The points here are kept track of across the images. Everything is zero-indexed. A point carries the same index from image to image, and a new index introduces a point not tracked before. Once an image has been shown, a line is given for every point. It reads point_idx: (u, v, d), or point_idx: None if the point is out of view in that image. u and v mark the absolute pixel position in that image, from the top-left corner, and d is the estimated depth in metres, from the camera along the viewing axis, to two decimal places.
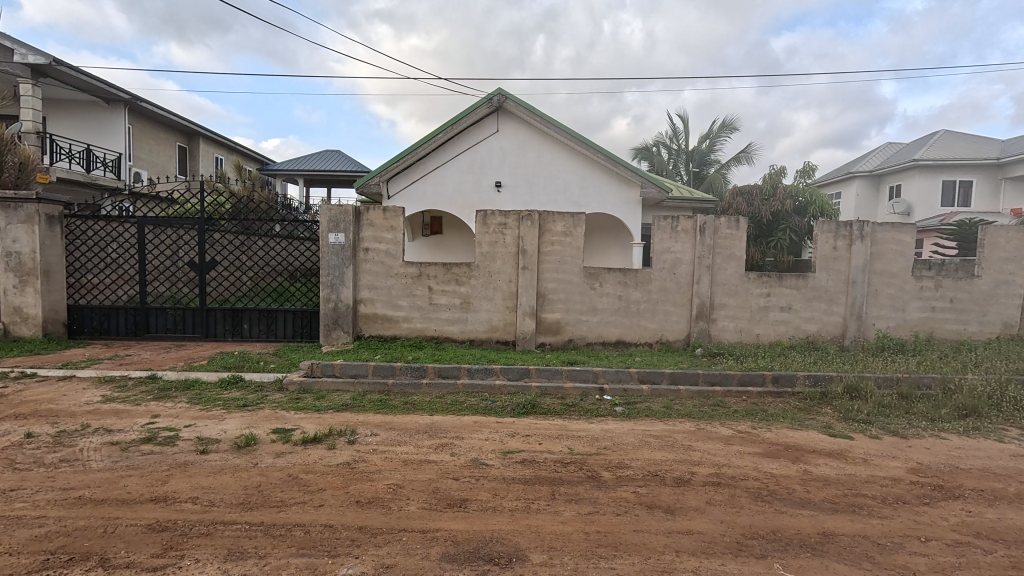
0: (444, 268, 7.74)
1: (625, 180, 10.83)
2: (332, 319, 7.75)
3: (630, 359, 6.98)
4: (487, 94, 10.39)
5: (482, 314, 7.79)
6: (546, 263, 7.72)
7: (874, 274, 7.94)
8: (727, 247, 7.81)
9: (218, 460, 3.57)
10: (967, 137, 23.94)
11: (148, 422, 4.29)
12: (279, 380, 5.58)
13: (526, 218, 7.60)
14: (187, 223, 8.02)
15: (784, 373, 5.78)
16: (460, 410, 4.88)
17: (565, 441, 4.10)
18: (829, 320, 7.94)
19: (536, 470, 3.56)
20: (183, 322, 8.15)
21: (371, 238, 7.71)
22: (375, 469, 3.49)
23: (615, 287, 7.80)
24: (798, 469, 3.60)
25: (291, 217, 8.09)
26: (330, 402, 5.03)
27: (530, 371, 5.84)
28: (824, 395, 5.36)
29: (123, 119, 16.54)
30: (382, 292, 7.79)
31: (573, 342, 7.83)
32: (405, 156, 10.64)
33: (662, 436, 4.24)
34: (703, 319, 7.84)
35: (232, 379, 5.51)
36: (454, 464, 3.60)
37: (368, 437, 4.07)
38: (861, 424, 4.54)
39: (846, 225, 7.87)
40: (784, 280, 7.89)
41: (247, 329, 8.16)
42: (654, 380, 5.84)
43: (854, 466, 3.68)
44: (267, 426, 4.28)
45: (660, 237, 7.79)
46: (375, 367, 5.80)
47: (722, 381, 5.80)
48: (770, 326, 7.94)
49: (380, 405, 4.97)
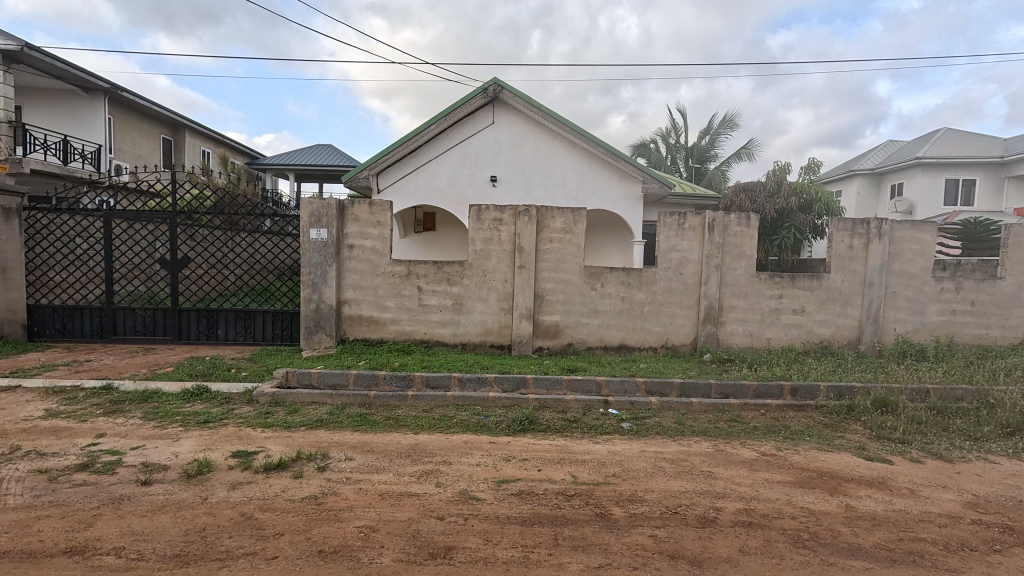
0: (435, 266, 7.20)
1: (627, 175, 10.32)
2: (313, 321, 7.20)
3: (635, 366, 6.48)
4: (481, 84, 9.86)
5: (476, 316, 7.27)
6: (544, 262, 7.20)
7: (892, 275, 7.48)
8: (737, 246, 7.31)
9: (162, 494, 3.04)
10: (969, 133, 23.61)
11: (90, 443, 3.75)
12: (249, 390, 5.04)
13: (523, 213, 7.07)
14: (158, 217, 7.47)
15: (805, 384, 5.32)
16: (448, 427, 4.35)
17: (568, 467, 3.59)
18: (844, 324, 7.48)
19: (535, 506, 3.04)
20: (154, 324, 7.57)
21: (356, 234, 7.17)
22: (345, 506, 2.96)
23: (617, 288, 7.30)
24: (838, 505, 3.10)
25: (270, 211, 7.56)
26: (303, 418, 4.48)
27: (527, 381, 5.33)
28: (851, 409, 4.85)
29: (102, 109, 15.89)
30: (368, 293, 7.25)
31: (572, 346, 7.33)
32: (396, 149, 10.09)
33: (678, 460, 3.74)
34: (712, 322, 7.34)
35: (196, 390, 4.97)
36: (439, 498, 3.08)
37: (342, 462, 3.54)
38: (897, 446, 4.05)
39: (863, 222, 7.39)
40: (797, 280, 7.42)
41: (223, 331, 7.60)
42: (663, 392, 5.35)
43: (901, 499, 3.19)
44: (226, 448, 3.74)
45: (666, 234, 7.30)
46: (356, 377, 5.30)
47: (736, 393, 5.33)
48: (781, 330, 7.46)
49: (360, 421, 4.44)
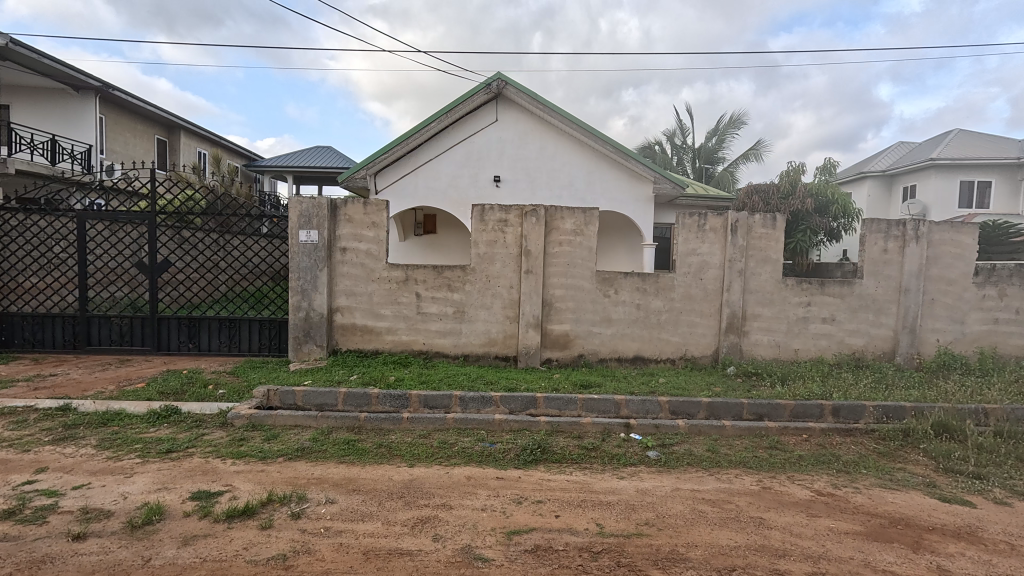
0: (435, 271, 6.64)
1: (637, 174, 9.76)
2: (303, 331, 6.64)
3: (653, 380, 5.89)
4: (485, 79, 9.32)
5: (479, 325, 6.70)
6: (553, 267, 6.63)
7: (930, 281, 6.90)
8: (762, 249, 6.74)
9: (95, 553, 2.47)
10: (983, 134, 23.05)
11: (26, 481, 3.17)
12: (224, 411, 4.47)
13: (530, 213, 6.52)
14: (136, 218, 6.93)
15: (848, 403, 4.74)
16: (449, 457, 3.78)
17: (591, 512, 3.00)
18: (878, 333, 6.90)
19: (554, 569, 2.45)
20: (131, 333, 6.99)
21: (349, 236, 6.62)
22: (319, 571, 2.37)
23: (632, 295, 6.73)
24: (929, 568, 2.51)
25: (255, 211, 7.00)
26: (282, 446, 3.90)
27: (537, 400, 4.75)
28: (907, 434, 4.26)
29: (93, 108, 15.43)
30: (362, 299, 6.68)
31: (583, 358, 6.75)
32: (394, 147, 9.54)
33: (719, 502, 3.16)
34: (735, 331, 6.76)
35: (165, 411, 4.40)
36: (438, 559, 2.51)
37: (321, 506, 2.97)
38: (973, 483, 3.47)
39: (898, 224, 6.83)
40: (827, 287, 6.84)
41: (206, 341, 7.03)
42: (689, 412, 4.77)
43: (1002, 558, 2.60)
44: (185, 487, 3.17)
45: (686, 236, 6.74)
46: (345, 396, 4.73)
47: (772, 414, 4.76)
48: (810, 340, 6.88)
49: (348, 450, 3.86)
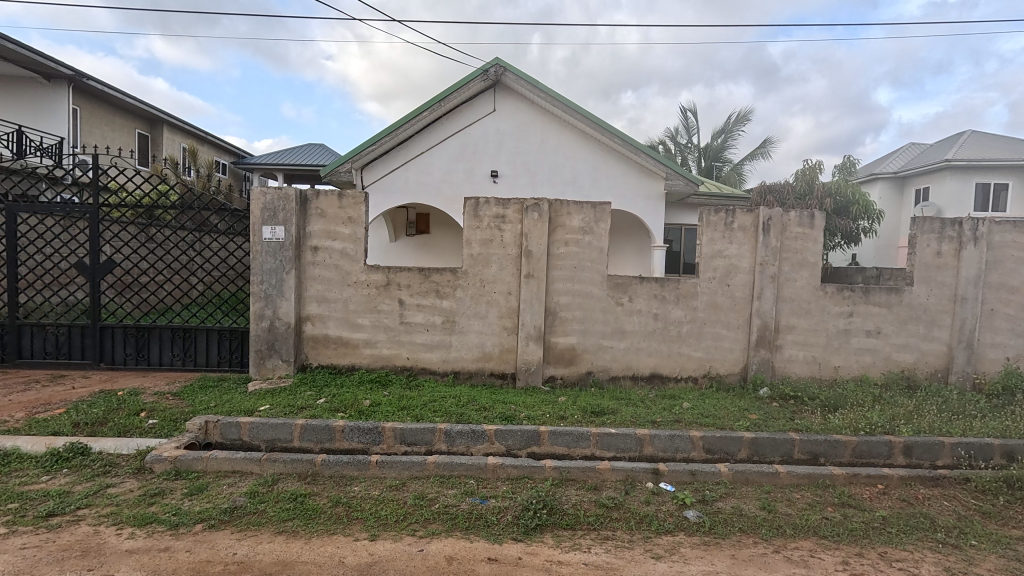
0: (420, 275, 5.72)
1: (646, 170, 8.87)
2: (266, 343, 5.69)
3: (678, 405, 4.96)
4: (481, 64, 8.39)
5: (472, 338, 5.77)
6: (557, 271, 5.72)
7: (989, 289, 5.99)
8: (797, 251, 5.84)
9: None
10: (997, 136, 22.21)
11: None
12: (144, 452, 3.53)
13: (530, 208, 5.61)
14: (75, 211, 5.95)
15: (922, 440, 3.87)
16: (426, 524, 2.84)
17: None
18: (929, 349, 6.00)
19: None
20: (70, 345, 6.03)
21: (321, 232, 5.70)
22: None
23: (649, 303, 5.83)
24: None
25: (214, 204, 6.03)
26: (207, 505, 2.95)
27: (541, 434, 3.83)
28: (1012, 486, 3.35)
29: (66, 98, 14.46)
30: (336, 307, 5.75)
31: (592, 376, 5.83)
32: (381, 138, 8.61)
33: None
34: (767, 346, 5.85)
35: (69, 453, 3.46)
36: None
37: None
38: None
39: (954, 223, 5.93)
40: (872, 295, 5.93)
41: (157, 354, 6.06)
42: (729, 451, 3.86)
43: None
44: None
45: (710, 235, 5.83)
46: (302, 430, 3.81)
47: (830, 453, 3.86)
48: (852, 356, 5.97)
49: (292, 511, 2.91)
